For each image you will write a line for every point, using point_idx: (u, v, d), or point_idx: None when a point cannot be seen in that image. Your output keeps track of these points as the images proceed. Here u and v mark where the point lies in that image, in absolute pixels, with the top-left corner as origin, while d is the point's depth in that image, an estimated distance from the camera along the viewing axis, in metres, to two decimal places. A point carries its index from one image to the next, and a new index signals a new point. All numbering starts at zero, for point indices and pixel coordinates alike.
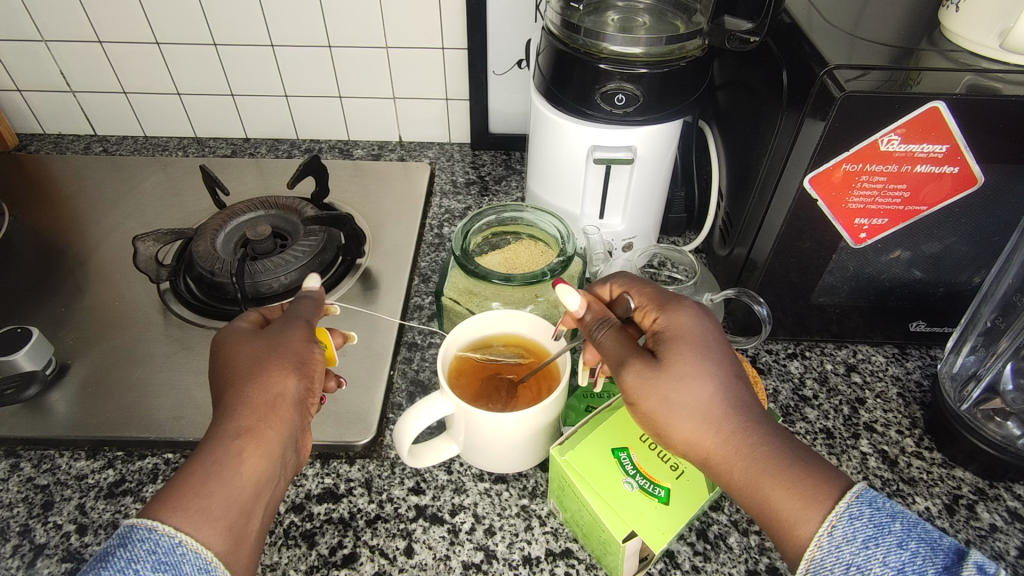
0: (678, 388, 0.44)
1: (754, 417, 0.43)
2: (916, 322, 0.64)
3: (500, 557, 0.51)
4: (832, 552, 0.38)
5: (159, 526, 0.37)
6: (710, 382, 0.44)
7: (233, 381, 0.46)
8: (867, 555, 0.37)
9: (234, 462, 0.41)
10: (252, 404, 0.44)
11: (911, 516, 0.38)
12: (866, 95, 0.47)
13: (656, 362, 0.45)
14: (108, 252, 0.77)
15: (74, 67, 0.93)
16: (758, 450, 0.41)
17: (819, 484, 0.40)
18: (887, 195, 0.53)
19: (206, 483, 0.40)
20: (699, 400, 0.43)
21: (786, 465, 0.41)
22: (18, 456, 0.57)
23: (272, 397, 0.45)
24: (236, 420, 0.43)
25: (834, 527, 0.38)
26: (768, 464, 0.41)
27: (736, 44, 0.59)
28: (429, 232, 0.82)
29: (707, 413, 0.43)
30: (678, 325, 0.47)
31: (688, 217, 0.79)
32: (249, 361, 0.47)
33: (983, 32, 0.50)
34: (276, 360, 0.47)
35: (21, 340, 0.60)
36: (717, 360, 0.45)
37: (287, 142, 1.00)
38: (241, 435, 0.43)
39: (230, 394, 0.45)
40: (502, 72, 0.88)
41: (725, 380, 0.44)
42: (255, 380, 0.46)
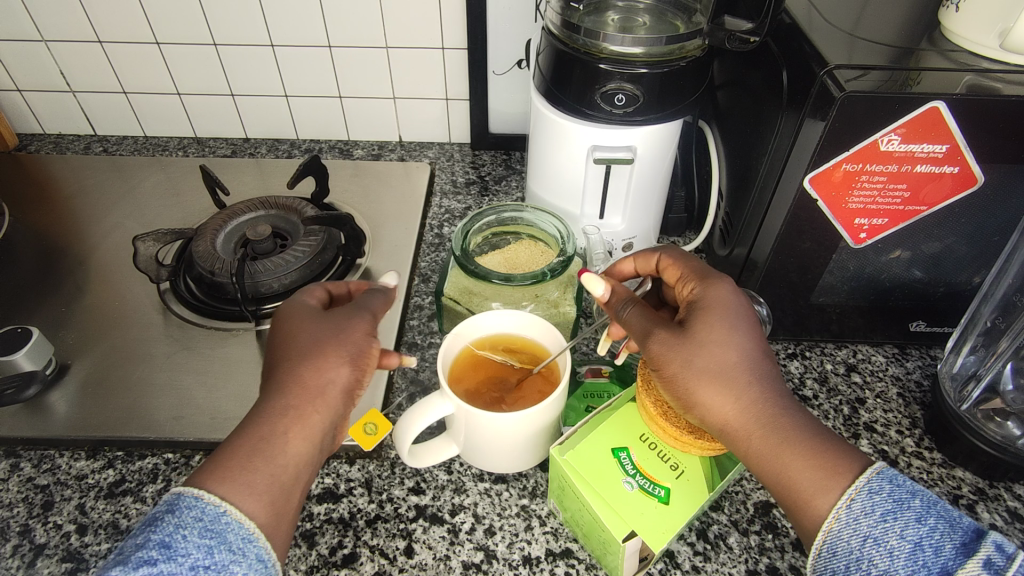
0: (706, 362, 0.45)
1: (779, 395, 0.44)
2: (916, 322, 0.64)
3: (500, 557, 0.51)
4: (849, 524, 0.39)
5: (205, 495, 0.37)
6: (738, 358, 0.45)
7: (292, 359, 0.46)
8: (884, 528, 0.37)
9: (282, 441, 0.42)
10: (306, 386, 0.45)
11: (929, 495, 0.39)
12: (866, 95, 0.47)
13: (685, 338, 0.46)
14: (108, 252, 0.77)
15: (74, 67, 0.93)
16: (779, 427, 0.43)
17: (839, 462, 0.41)
18: (887, 195, 0.53)
19: (256, 458, 0.41)
20: (723, 375, 0.44)
21: (807, 443, 0.42)
22: (18, 455, 0.57)
23: (325, 381, 0.46)
24: (289, 399, 0.44)
25: (852, 499, 0.39)
26: (788, 439, 0.42)
27: (736, 44, 0.60)
28: (429, 232, 0.82)
29: (731, 388, 0.44)
30: (711, 301, 0.48)
31: (688, 217, 0.79)
32: (309, 340, 0.47)
33: (983, 32, 0.50)
34: (334, 344, 0.47)
35: (21, 340, 0.60)
36: (745, 338, 0.46)
37: (287, 142, 1.00)
38: (291, 415, 0.43)
39: (287, 370, 0.46)
40: (502, 72, 0.88)
41: (752, 358, 0.45)
42: (312, 361, 0.46)
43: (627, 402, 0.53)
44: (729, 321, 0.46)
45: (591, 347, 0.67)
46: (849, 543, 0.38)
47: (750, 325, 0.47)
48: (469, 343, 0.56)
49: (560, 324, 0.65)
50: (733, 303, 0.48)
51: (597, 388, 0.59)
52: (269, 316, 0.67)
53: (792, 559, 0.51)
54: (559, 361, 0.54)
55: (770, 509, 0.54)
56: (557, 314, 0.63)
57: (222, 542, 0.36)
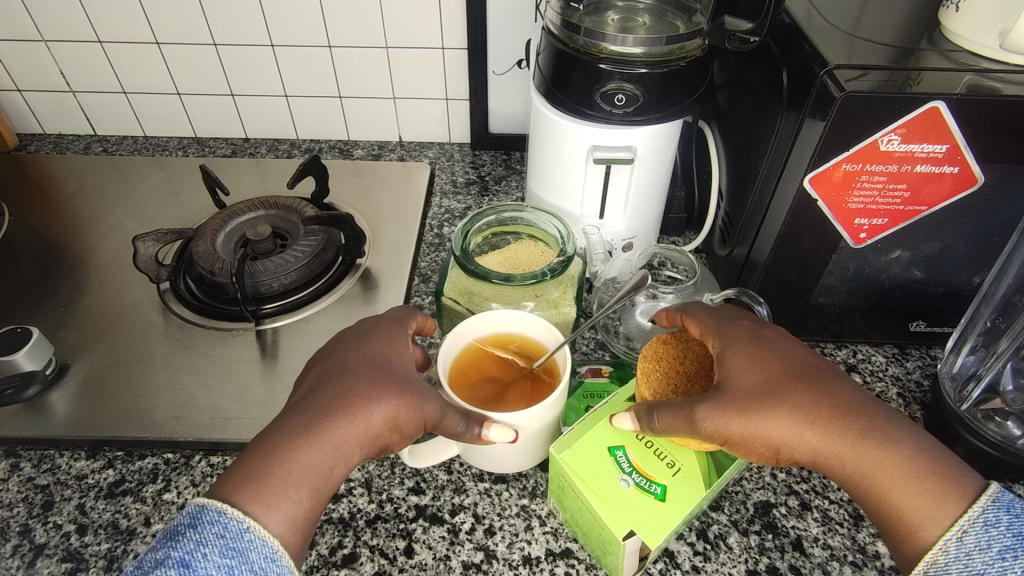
0: (763, 416, 0.44)
1: (854, 417, 0.43)
2: (915, 321, 0.64)
3: (500, 557, 0.51)
4: (961, 558, 0.37)
5: (229, 510, 0.38)
6: (795, 402, 0.44)
7: (360, 394, 0.45)
8: (1000, 566, 0.36)
9: (322, 474, 0.42)
10: (360, 426, 0.44)
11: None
12: (866, 95, 0.47)
13: (734, 397, 0.45)
14: (108, 252, 0.77)
15: (74, 66, 0.93)
16: (868, 458, 0.42)
17: (942, 483, 0.40)
18: (887, 196, 0.53)
19: (299, 485, 0.41)
20: (792, 424, 0.43)
21: (902, 467, 0.41)
22: (18, 456, 0.57)
23: (377, 431, 0.45)
24: (341, 432, 0.43)
25: (966, 535, 0.38)
26: (879, 468, 0.41)
27: (736, 44, 0.59)
28: (429, 232, 0.82)
29: (803, 434, 0.43)
30: (743, 353, 0.47)
31: (688, 217, 0.79)
32: (385, 383, 0.46)
33: (983, 32, 0.50)
34: (405, 400, 0.46)
35: (21, 340, 0.60)
36: (793, 380, 0.45)
37: (287, 142, 1.00)
38: (337, 450, 0.43)
39: (353, 402, 0.45)
40: (502, 72, 0.88)
41: (813, 394, 0.44)
42: (375, 406, 0.45)
43: (626, 401, 0.53)
44: (768, 370, 0.46)
45: (591, 347, 0.67)
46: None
47: (787, 364, 0.46)
48: (467, 342, 0.56)
49: (561, 325, 0.65)
50: (765, 351, 0.47)
51: (597, 388, 0.59)
52: (270, 316, 0.67)
53: (792, 559, 0.51)
54: (558, 358, 0.54)
55: (770, 509, 0.54)
56: (557, 314, 0.63)
57: (244, 560, 0.37)
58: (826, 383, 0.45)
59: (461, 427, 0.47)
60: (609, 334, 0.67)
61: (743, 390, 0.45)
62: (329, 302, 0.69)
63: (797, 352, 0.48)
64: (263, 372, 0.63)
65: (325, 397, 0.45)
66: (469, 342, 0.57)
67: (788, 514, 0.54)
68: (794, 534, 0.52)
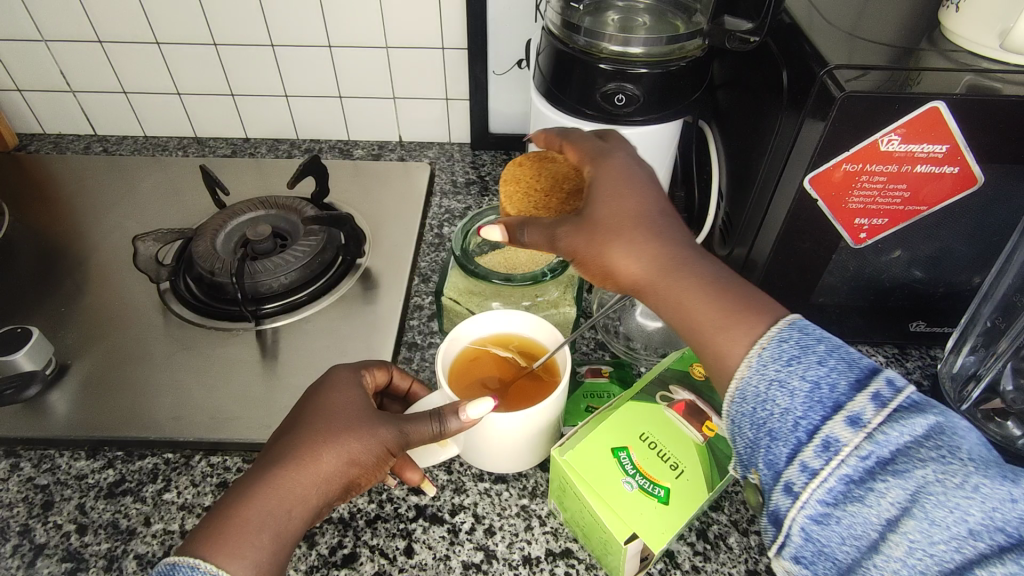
0: (602, 239, 0.43)
1: (684, 251, 0.42)
2: (915, 322, 0.64)
3: (500, 557, 0.51)
4: (758, 369, 0.36)
5: (201, 564, 0.36)
6: (633, 233, 0.42)
7: (317, 432, 0.44)
8: (788, 370, 0.35)
9: (284, 518, 0.40)
10: (317, 465, 0.42)
11: (837, 343, 0.36)
12: (866, 95, 0.47)
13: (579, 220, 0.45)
14: (108, 252, 0.77)
15: (74, 67, 0.93)
16: (685, 282, 0.40)
17: (745, 307, 0.38)
18: (887, 195, 0.53)
19: (261, 531, 0.39)
20: (636, 255, 0.42)
21: (711, 294, 0.39)
22: (18, 455, 0.57)
23: (338, 468, 0.43)
24: (299, 473, 0.41)
25: (762, 348, 0.36)
26: (693, 295, 0.40)
27: (736, 44, 0.59)
28: (429, 232, 0.82)
29: (636, 264, 0.42)
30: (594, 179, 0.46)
31: (688, 217, 0.78)
32: (337, 420, 0.45)
33: (982, 32, 0.50)
34: (362, 433, 0.44)
35: (21, 340, 0.60)
36: (635, 217, 0.43)
37: (287, 142, 1.00)
38: (295, 492, 0.41)
39: (306, 443, 0.43)
40: (502, 72, 0.88)
41: (652, 226, 0.43)
42: (333, 442, 0.43)
43: (630, 402, 0.52)
44: (619, 193, 0.44)
45: (591, 346, 0.67)
46: (757, 387, 0.35)
47: (637, 194, 0.44)
48: (469, 343, 0.57)
49: (561, 324, 0.65)
50: (618, 176, 0.46)
51: (597, 388, 0.59)
52: (269, 316, 0.67)
53: None
54: (559, 358, 0.54)
55: None
56: (557, 314, 0.64)
57: None
58: (664, 224, 0.43)
59: (434, 429, 0.46)
60: (609, 334, 0.67)
61: (594, 217, 0.44)
62: (329, 301, 0.69)
63: (651, 189, 0.45)
64: (263, 372, 0.63)
65: (282, 441, 0.44)
66: (471, 344, 0.57)
67: None
68: None
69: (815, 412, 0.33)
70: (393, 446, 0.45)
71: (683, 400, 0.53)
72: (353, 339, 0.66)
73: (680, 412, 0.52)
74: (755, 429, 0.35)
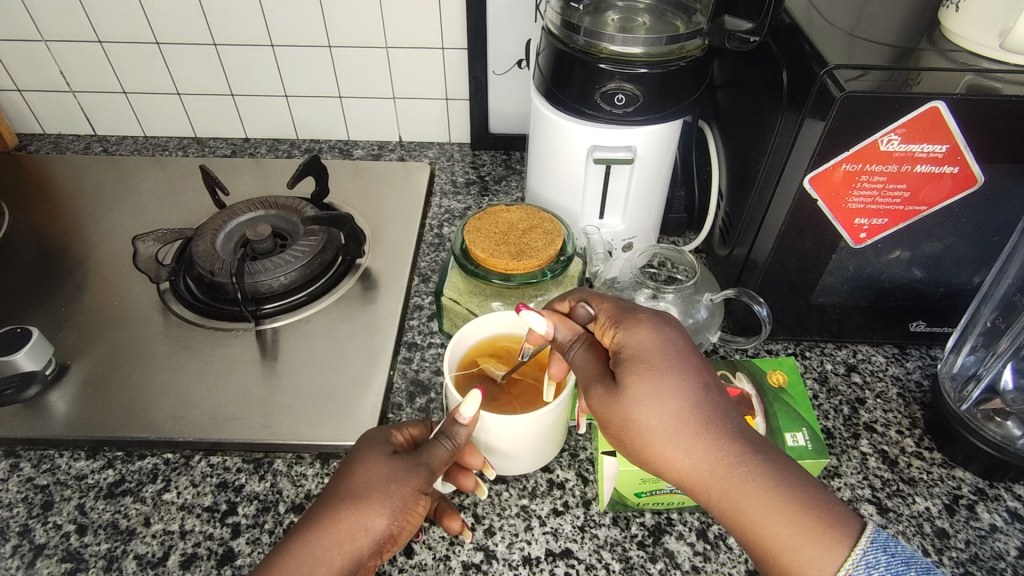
0: (652, 436, 0.42)
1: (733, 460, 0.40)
2: (915, 322, 0.64)
3: (500, 557, 0.51)
4: None
5: None
6: (688, 448, 0.41)
7: (339, 495, 0.43)
8: None
9: None
10: (340, 527, 0.41)
11: (923, 562, 0.37)
12: (866, 95, 0.47)
13: (616, 414, 0.43)
14: (108, 252, 0.77)
15: (74, 66, 0.93)
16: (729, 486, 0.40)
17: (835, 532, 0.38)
18: (887, 195, 0.53)
19: None
20: (672, 451, 0.41)
21: (771, 500, 0.39)
22: (18, 456, 0.57)
23: (363, 527, 0.41)
24: (320, 538, 0.40)
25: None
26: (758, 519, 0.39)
27: (736, 44, 0.59)
28: (429, 232, 0.81)
29: (695, 462, 0.41)
30: (638, 369, 0.43)
31: (688, 217, 0.79)
32: (360, 479, 0.44)
33: (982, 32, 0.50)
34: (383, 487, 0.43)
35: (21, 340, 0.60)
36: (685, 427, 0.41)
37: (287, 142, 1.00)
38: (327, 553, 0.40)
39: (330, 509, 0.42)
40: (502, 72, 0.88)
41: (696, 416, 0.41)
42: (354, 502, 0.42)
43: None
44: (668, 419, 0.41)
45: None
46: None
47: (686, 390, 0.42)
48: (494, 335, 0.58)
49: None
50: (666, 394, 0.42)
51: None
52: (270, 316, 0.67)
53: None
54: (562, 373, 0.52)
55: None
56: None
57: None
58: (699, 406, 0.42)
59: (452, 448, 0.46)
60: None
61: (638, 428, 0.42)
62: (329, 301, 0.69)
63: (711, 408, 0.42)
64: (263, 371, 0.63)
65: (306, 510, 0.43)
66: (488, 336, 0.58)
67: None
68: None
69: None
70: (422, 486, 0.44)
71: (740, 387, 0.55)
72: (353, 339, 0.66)
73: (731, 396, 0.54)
74: None
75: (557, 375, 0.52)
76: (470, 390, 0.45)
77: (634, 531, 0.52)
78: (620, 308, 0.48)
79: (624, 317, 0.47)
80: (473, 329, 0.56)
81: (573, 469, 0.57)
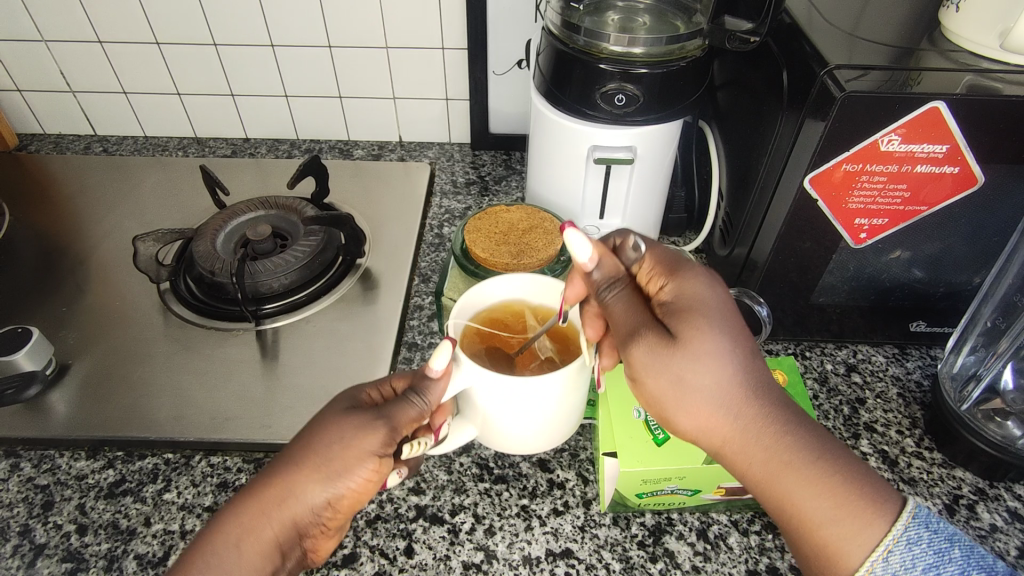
0: (698, 403, 0.40)
1: (775, 427, 0.40)
2: (915, 322, 0.64)
3: (500, 557, 0.51)
4: None
5: None
6: (734, 417, 0.40)
7: (283, 457, 0.41)
8: None
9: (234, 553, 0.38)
10: (272, 493, 0.39)
11: (966, 540, 0.37)
12: (866, 95, 0.47)
13: (665, 372, 0.40)
14: (108, 252, 0.77)
15: (74, 66, 0.93)
16: (768, 455, 0.40)
17: (873, 510, 0.38)
18: (887, 195, 0.53)
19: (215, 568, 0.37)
20: (716, 419, 0.40)
21: (811, 474, 0.39)
22: (19, 456, 0.57)
23: (298, 492, 0.39)
24: (254, 502, 0.39)
25: (889, 553, 0.37)
26: (793, 487, 0.39)
27: (737, 44, 0.60)
28: (429, 233, 0.81)
29: (738, 432, 0.40)
30: (691, 332, 0.41)
31: (688, 217, 0.79)
32: (306, 440, 0.41)
33: (982, 33, 0.50)
34: (324, 449, 0.40)
35: (21, 340, 0.60)
36: (736, 395, 0.40)
37: (287, 142, 1.00)
38: (258, 518, 0.39)
39: (271, 473, 0.40)
40: (502, 72, 0.88)
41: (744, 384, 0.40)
42: (293, 465, 0.40)
43: None
44: (720, 385, 0.40)
45: None
46: None
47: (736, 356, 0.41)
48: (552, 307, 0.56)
49: None
50: (722, 359, 0.40)
51: None
52: (270, 316, 0.67)
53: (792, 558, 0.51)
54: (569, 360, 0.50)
55: None
56: None
57: None
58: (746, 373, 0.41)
59: (413, 404, 0.43)
60: None
61: (686, 388, 0.40)
62: (329, 302, 0.69)
63: (762, 378, 0.41)
64: (263, 371, 0.63)
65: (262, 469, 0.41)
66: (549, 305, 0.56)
67: None
68: None
69: None
70: (369, 446, 0.41)
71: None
72: (353, 339, 0.66)
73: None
74: None
75: (592, 337, 0.49)
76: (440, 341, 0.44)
77: (634, 531, 0.52)
78: (670, 257, 0.46)
79: (678, 269, 0.45)
80: (538, 293, 0.55)
81: (573, 469, 0.57)
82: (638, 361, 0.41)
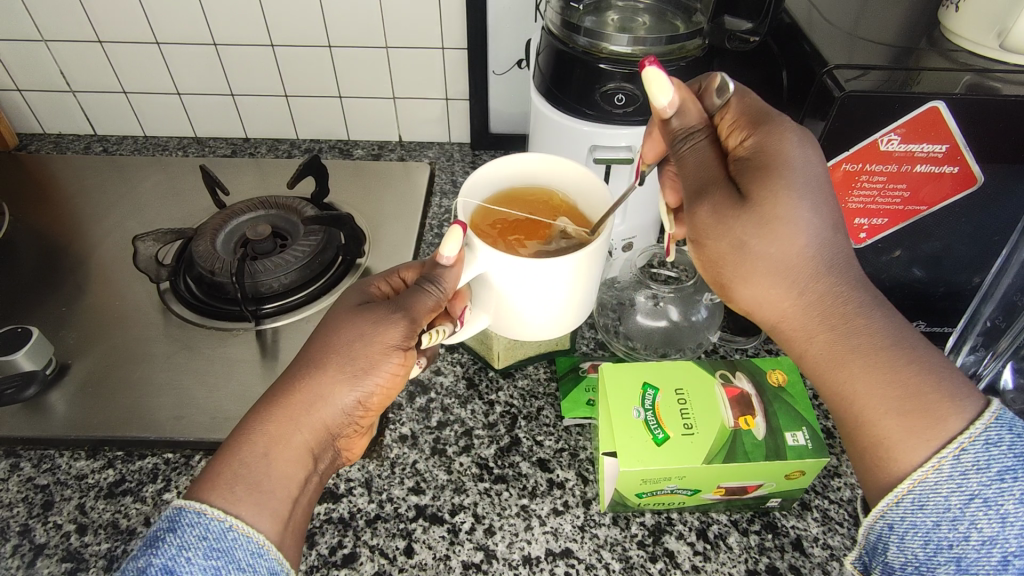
0: (763, 264, 0.40)
1: (846, 306, 0.39)
2: (915, 321, 0.64)
3: (500, 556, 0.51)
4: (954, 479, 0.32)
5: (209, 510, 0.35)
6: (803, 288, 0.39)
7: (299, 368, 0.42)
8: (1000, 491, 0.31)
9: (262, 459, 0.38)
10: (296, 397, 0.41)
11: None
12: (866, 95, 0.47)
13: (727, 232, 0.40)
14: (108, 252, 0.77)
15: (74, 66, 0.93)
16: (831, 333, 0.38)
17: (945, 405, 0.33)
18: (886, 195, 0.53)
19: (243, 473, 0.37)
20: (778, 287, 0.40)
21: (879, 356, 0.36)
22: (18, 455, 0.57)
23: (320, 393, 0.41)
24: (275, 409, 0.40)
25: (958, 452, 0.32)
26: (856, 366, 0.37)
27: (737, 44, 0.60)
28: (429, 232, 0.81)
29: (805, 303, 0.39)
30: (765, 191, 0.39)
31: None
32: (319, 352, 0.42)
33: (981, 32, 0.50)
34: (341, 352, 0.42)
35: (21, 340, 0.60)
36: (805, 263, 0.39)
37: (287, 142, 1.00)
38: (283, 422, 0.40)
39: (287, 384, 0.41)
40: (502, 72, 0.89)
41: (815, 257, 0.39)
42: (311, 372, 0.42)
43: (689, 364, 0.57)
44: (789, 253, 0.39)
45: (592, 346, 0.68)
46: (951, 501, 0.32)
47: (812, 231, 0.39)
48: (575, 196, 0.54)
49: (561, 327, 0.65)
50: (795, 224, 0.39)
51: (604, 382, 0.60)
52: (270, 316, 0.67)
53: (792, 558, 0.51)
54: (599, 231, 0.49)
55: (770, 509, 0.54)
56: None
57: (231, 561, 0.34)
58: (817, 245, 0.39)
59: (429, 293, 0.45)
60: (609, 333, 0.67)
61: (750, 254, 0.40)
62: (329, 302, 0.69)
63: (836, 254, 0.39)
64: (263, 372, 0.63)
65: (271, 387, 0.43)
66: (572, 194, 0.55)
67: (787, 514, 0.54)
68: (794, 534, 0.52)
69: (1012, 527, 0.30)
70: (392, 340, 0.43)
71: (739, 386, 0.55)
72: None
73: (729, 395, 0.54)
74: (951, 525, 0.31)
75: (672, 203, 0.51)
76: (451, 228, 0.44)
77: (634, 531, 0.52)
78: (756, 109, 0.44)
79: (764, 121, 0.43)
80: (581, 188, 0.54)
81: (573, 469, 0.57)
82: (700, 220, 0.42)
